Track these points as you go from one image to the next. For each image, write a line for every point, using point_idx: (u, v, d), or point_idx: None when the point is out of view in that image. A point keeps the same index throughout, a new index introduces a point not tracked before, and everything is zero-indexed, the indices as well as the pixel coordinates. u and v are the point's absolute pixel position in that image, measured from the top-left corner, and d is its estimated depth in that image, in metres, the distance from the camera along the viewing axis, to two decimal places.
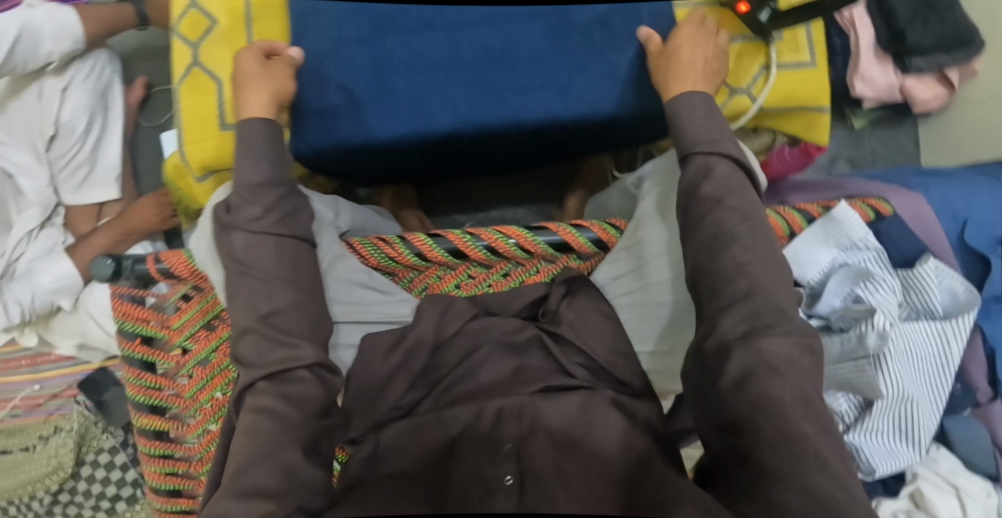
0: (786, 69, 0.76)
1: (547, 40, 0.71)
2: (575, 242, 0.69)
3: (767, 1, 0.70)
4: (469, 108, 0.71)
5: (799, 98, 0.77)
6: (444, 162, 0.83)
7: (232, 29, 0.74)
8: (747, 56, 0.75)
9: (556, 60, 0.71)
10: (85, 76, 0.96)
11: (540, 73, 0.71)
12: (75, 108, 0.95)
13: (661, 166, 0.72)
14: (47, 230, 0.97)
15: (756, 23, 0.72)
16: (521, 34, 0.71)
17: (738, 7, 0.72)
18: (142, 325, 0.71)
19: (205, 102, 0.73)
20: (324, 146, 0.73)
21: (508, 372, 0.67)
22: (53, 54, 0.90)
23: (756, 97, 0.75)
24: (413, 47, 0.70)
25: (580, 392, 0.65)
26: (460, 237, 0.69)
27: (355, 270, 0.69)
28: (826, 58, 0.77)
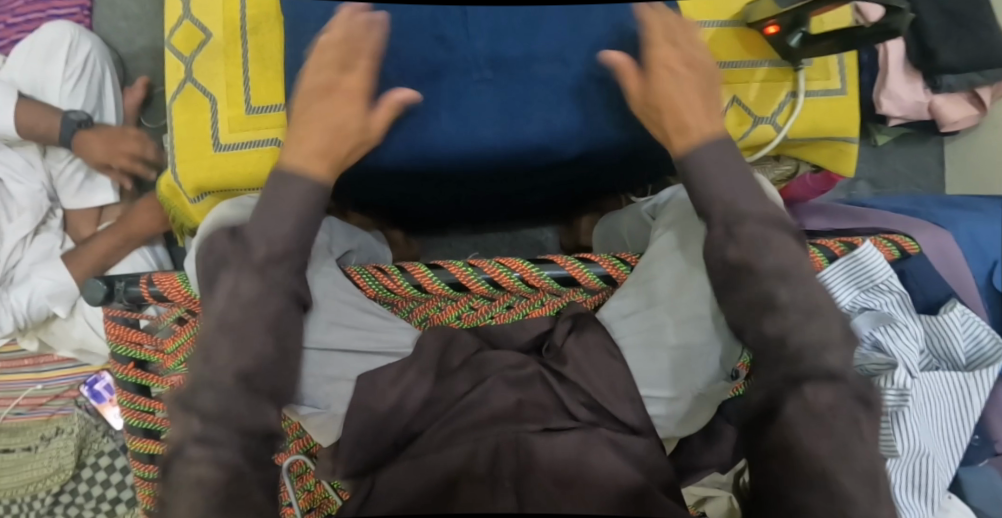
0: (814, 98, 0.70)
1: (563, 94, 0.69)
2: (582, 277, 0.67)
3: (797, 26, 0.64)
4: (482, 168, 0.71)
5: (827, 129, 0.71)
6: (461, 196, 0.81)
7: (227, 42, 0.71)
8: (772, 83, 0.70)
9: (570, 108, 0.69)
10: (64, 74, 0.94)
11: (558, 118, 0.69)
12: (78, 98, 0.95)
13: (677, 200, 0.69)
14: (43, 235, 0.96)
15: (785, 46, 0.66)
16: (539, 94, 0.69)
17: (766, 29, 0.66)
18: (136, 349, 0.70)
19: (199, 119, 0.69)
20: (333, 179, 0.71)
21: (510, 406, 0.62)
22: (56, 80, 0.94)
23: (780, 126, 0.70)
24: (416, 123, 0.68)
25: (579, 431, 0.60)
26: (462, 269, 0.67)
27: (353, 298, 0.65)
28: (858, 86, 0.71)
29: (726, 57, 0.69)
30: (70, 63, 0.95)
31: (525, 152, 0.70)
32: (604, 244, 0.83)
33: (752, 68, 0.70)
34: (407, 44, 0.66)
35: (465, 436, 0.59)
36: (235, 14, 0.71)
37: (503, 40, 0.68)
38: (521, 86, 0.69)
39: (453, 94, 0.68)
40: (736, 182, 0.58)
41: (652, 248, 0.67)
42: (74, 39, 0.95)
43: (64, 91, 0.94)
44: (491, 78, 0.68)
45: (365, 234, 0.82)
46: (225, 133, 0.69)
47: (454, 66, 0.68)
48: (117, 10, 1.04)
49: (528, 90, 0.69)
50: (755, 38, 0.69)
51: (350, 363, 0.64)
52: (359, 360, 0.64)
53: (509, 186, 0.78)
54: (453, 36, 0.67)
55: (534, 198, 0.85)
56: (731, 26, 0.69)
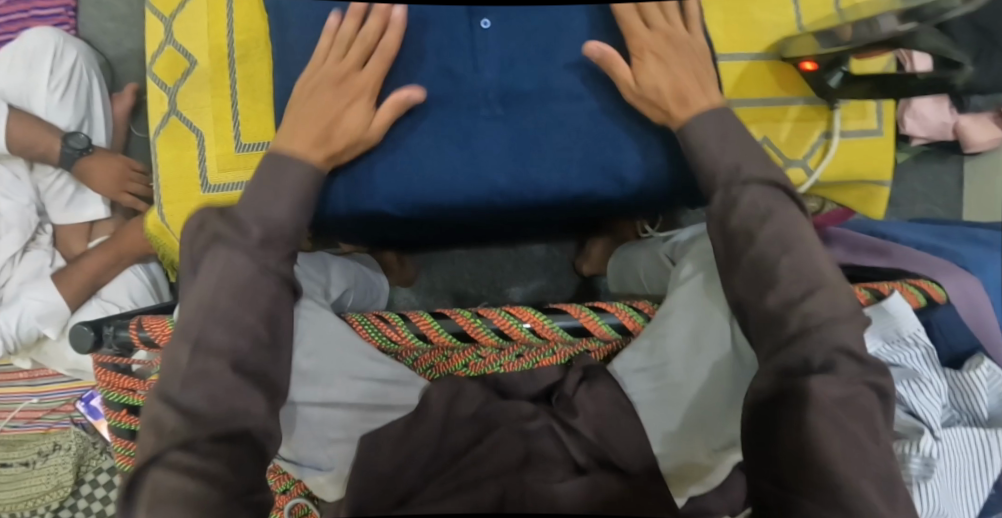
0: (848, 138, 0.68)
1: (575, 128, 0.64)
2: (596, 329, 0.64)
3: (838, 65, 0.60)
4: (490, 209, 0.66)
5: (859, 172, 0.69)
6: (465, 229, 0.77)
7: (212, 69, 0.66)
8: (805, 122, 0.67)
9: (584, 145, 0.64)
10: (49, 84, 0.89)
11: (573, 158, 0.64)
12: (65, 109, 0.90)
13: (700, 248, 0.66)
14: (32, 252, 0.92)
15: (823, 84, 0.62)
16: (551, 130, 0.64)
17: (803, 64, 0.62)
18: (129, 395, 0.67)
19: (186, 156, 0.66)
20: (329, 223, 0.66)
21: (518, 459, 0.59)
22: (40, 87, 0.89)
23: (812, 169, 0.68)
24: (418, 164, 0.63)
25: (585, 481, 0.57)
26: (469, 320, 0.64)
27: (354, 348, 0.61)
28: (895, 126, 0.69)
29: (758, 93, 0.66)
30: (56, 74, 0.89)
31: (532, 197, 0.64)
32: (619, 281, 0.83)
33: (784, 106, 0.67)
34: (414, 76, 0.63)
35: (468, 488, 0.56)
36: (221, 39, 0.65)
37: (514, 70, 0.63)
38: (535, 126, 0.63)
39: (457, 133, 0.63)
40: (738, 195, 0.57)
41: (668, 301, 0.64)
42: (59, 47, 0.90)
43: (51, 101, 0.89)
44: (500, 114, 0.63)
45: (358, 264, 0.80)
46: (214, 175, 0.65)
47: (461, 101, 0.63)
48: (103, 10, 0.99)
49: (541, 131, 0.63)
50: (789, 73, 0.66)
51: (324, 416, 0.60)
52: (336, 413, 0.60)
53: (517, 222, 0.74)
54: (462, 69, 0.63)
55: (541, 226, 0.81)
56: (764, 58, 0.66)
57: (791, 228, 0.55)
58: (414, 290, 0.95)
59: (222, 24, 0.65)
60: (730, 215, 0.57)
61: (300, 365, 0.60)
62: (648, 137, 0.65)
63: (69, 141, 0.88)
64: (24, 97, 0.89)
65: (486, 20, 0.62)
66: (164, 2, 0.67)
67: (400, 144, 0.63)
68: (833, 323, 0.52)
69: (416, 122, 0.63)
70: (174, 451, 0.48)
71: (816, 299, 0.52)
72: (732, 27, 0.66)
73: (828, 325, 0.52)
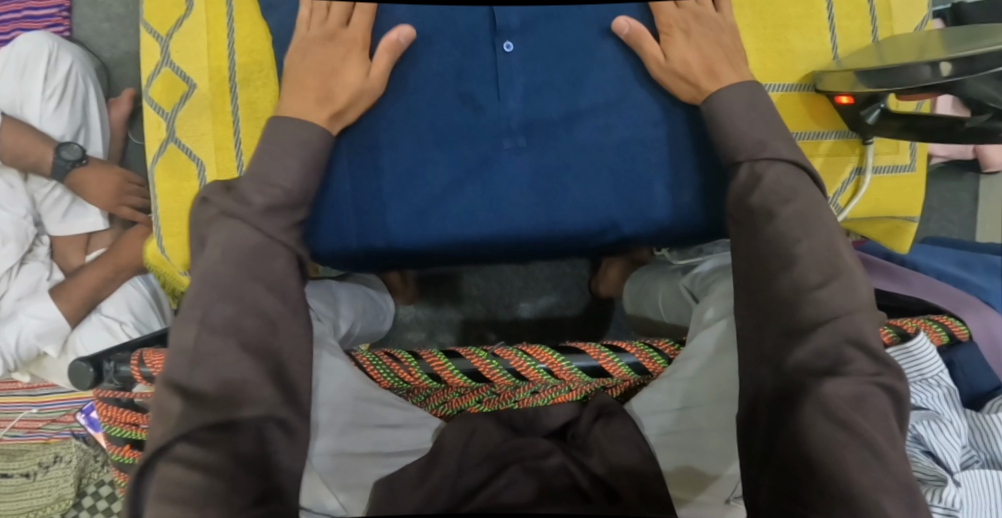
0: (880, 173, 0.67)
1: (602, 161, 0.60)
2: (614, 369, 0.62)
3: (877, 101, 0.60)
4: (509, 246, 0.63)
5: (888, 209, 0.68)
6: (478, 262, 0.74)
7: (212, 95, 0.60)
8: (838, 156, 0.66)
9: (610, 179, 0.61)
10: (44, 93, 0.85)
11: (598, 191, 0.60)
12: (59, 118, 0.87)
13: (721, 289, 0.65)
14: (29, 265, 0.89)
15: (858, 118, 0.62)
16: (576, 161, 0.60)
17: (839, 98, 0.62)
18: (130, 430, 0.65)
19: (186, 189, 0.61)
20: (342, 261, 0.63)
21: (532, 496, 0.57)
22: (33, 95, 0.85)
23: (842, 206, 0.67)
24: (437, 198, 0.60)
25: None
26: (483, 360, 0.62)
27: (365, 391, 0.61)
28: (928, 162, 0.68)
29: (793, 125, 0.65)
30: (50, 81, 0.86)
31: (554, 234, 0.61)
32: (634, 304, 0.82)
33: (818, 140, 0.66)
34: (431, 104, 0.59)
35: None
36: (221, 61, 0.60)
37: (540, 99, 0.59)
38: (562, 159, 0.60)
39: (475, 162, 0.60)
40: (765, 181, 0.55)
41: (693, 346, 0.62)
42: (52, 53, 0.86)
43: (46, 110, 0.86)
44: (525, 146, 0.59)
45: (364, 288, 0.79)
46: None
47: (484, 129, 0.59)
48: (99, 10, 0.94)
49: (566, 163, 0.60)
50: (820, 105, 0.65)
51: (342, 468, 0.57)
52: (352, 463, 0.58)
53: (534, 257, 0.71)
54: (483, 97, 0.59)
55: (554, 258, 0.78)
56: (798, 89, 0.65)
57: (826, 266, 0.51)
58: (417, 307, 0.93)
59: (222, 44, 0.60)
60: (768, 242, 0.53)
61: (316, 406, 0.59)
62: (676, 171, 0.61)
63: (62, 152, 0.85)
64: (17, 103, 0.85)
65: (509, 42, 0.58)
66: (158, 20, 0.61)
67: (417, 178, 0.60)
68: (876, 378, 0.49)
69: (433, 153, 0.60)
70: (175, 444, 0.45)
71: (859, 353, 0.50)
72: (767, 55, 0.64)
73: (871, 377, 0.49)
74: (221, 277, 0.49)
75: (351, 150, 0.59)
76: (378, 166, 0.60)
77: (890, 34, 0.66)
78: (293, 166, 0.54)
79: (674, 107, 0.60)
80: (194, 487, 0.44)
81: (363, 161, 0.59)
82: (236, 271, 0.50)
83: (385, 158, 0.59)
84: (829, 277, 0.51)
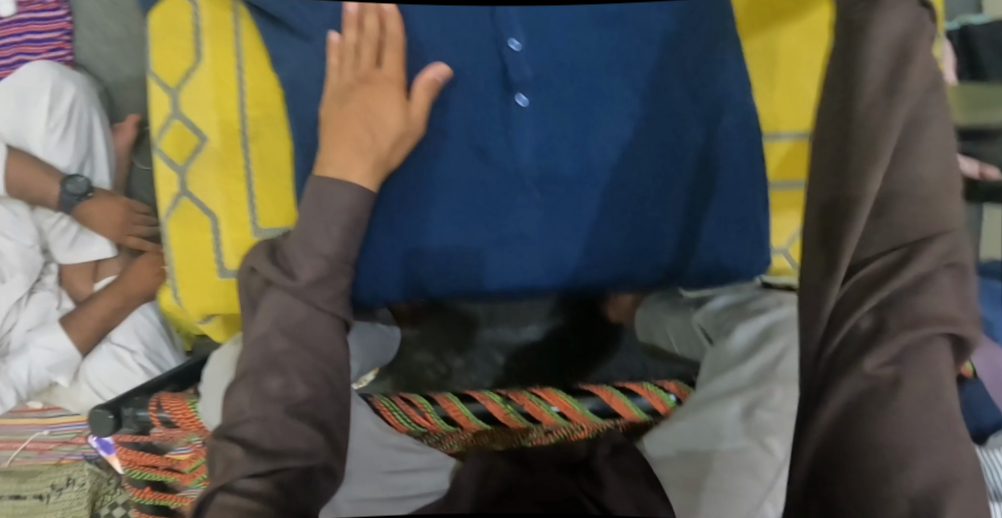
0: None
1: (612, 213, 0.61)
2: (626, 411, 0.63)
3: None
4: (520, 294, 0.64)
5: None
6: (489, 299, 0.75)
7: (223, 149, 0.63)
8: None
9: (621, 230, 0.61)
10: (48, 124, 0.86)
11: (608, 241, 0.61)
12: (63, 148, 0.87)
13: (738, 339, 0.64)
14: (39, 295, 0.89)
15: None
16: (588, 211, 0.61)
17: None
18: (151, 471, 0.67)
19: (200, 243, 0.63)
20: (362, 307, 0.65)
21: None
22: (37, 126, 0.86)
23: None
24: (452, 249, 0.61)
25: None
26: (498, 405, 0.63)
27: (386, 439, 0.62)
28: None
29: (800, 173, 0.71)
30: (54, 113, 0.88)
31: (564, 282, 0.63)
32: (647, 331, 0.84)
33: None
34: (445, 159, 0.60)
35: None
36: (231, 116, 0.62)
37: (552, 154, 0.59)
38: (574, 212, 0.60)
39: (488, 215, 0.60)
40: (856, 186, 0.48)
41: (710, 391, 0.61)
42: (55, 85, 0.88)
43: (50, 141, 0.86)
44: (538, 200, 0.60)
45: (377, 325, 0.79)
46: (233, 262, 0.63)
47: (497, 185, 0.60)
48: (97, 33, 0.90)
49: (578, 216, 0.61)
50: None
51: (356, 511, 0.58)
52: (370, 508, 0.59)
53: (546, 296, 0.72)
54: (497, 152, 0.59)
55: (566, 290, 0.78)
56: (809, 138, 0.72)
57: (915, 223, 0.45)
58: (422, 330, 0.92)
59: (233, 98, 0.62)
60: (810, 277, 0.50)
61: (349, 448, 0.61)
62: (685, 218, 0.62)
63: (67, 185, 0.87)
64: (21, 136, 0.85)
65: (523, 96, 0.58)
66: (166, 71, 0.63)
67: (431, 228, 0.61)
68: None
69: (447, 205, 0.61)
70: (241, 478, 0.48)
71: None
72: (781, 105, 0.71)
73: None
74: (272, 345, 0.54)
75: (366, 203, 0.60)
76: (393, 218, 0.61)
77: None
78: (318, 227, 0.57)
79: (686, 156, 0.60)
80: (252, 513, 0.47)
81: (378, 213, 0.61)
82: (281, 337, 0.54)
83: (399, 209, 0.61)
84: (910, 243, 0.45)
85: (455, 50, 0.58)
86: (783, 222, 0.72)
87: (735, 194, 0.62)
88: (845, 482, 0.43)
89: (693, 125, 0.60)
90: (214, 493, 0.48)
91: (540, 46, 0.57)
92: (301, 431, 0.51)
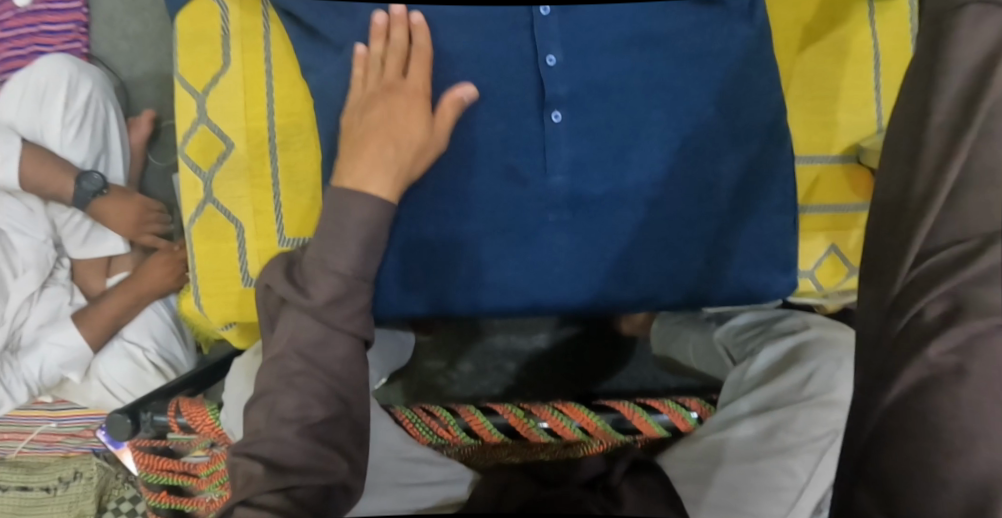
0: None
1: (642, 233, 0.61)
2: (647, 429, 0.63)
3: None
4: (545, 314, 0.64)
5: None
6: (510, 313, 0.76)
7: (250, 157, 0.63)
8: None
9: (651, 251, 0.61)
10: (64, 119, 0.84)
11: (638, 261, 0.61)
12: (80, 143, 0.85)
13: (763, 357, 0.65)
14: (51, 290, 0.88)
15: None
16: (619, 231, 0.61)
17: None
18: (168, 476, 0.66)
19: (224, 250, 0.64)
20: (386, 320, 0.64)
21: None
22: (53, 121, 0.84)
23: None
24: (480, 264, 0.61)
25: None
26: (520, 419, 0.62)
27: (408, 449, 0.61)
28: None
29: (832, 198, 0.70)
30: (71, 107, 0.85)
31: (592, 302, 0.63)
32: (663, 345, 0.84)
33: (855, 213, 0.70)
34: (476, 175, 0.60)
35: None
36: (259, 123, 0.63)
37: (585, 174, 0.60)
38: (604, 232, 0.61)
39: (519, 234, 0.61)
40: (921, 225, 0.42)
41: (731, 408, 0.62)
42: (73, 78, 0.86)
43: (66, 137, 0.84)
44: (568, 220, 0.61)
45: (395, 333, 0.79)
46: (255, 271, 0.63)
47: (528, 202, 0.60)
48: (116, 28, 0.93)
49: (610, 236, 0.61)
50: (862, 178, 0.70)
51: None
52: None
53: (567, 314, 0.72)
54: (528, 172, 0.60)
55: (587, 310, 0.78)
56: (841, 161, 0.70)
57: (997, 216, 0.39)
58: (435, 337, 0.93)
59: (260, 105, 0.63)
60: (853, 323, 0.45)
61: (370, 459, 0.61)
62: (715, 240, 0.62)
63: (83, 182, 0.84)
64: (37, 130, 0.84)
65: (556, 112, 0.59)
66: (194, 77, 0.64)
67: (461, 243, 0.61)
68: None
69: (479, 221, 0.61)
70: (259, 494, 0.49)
71: None
72: (815, 128, 0.69)
73: None
74: (286, 366, 0.54)
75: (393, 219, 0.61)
76: (424, 232, 0.61)
77: None
78: (346, 246, 0.55)
79: (718, 185, 0.61)
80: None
81: (404, 227, 0.61)
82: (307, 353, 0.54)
83: (430, 223, 0.61)
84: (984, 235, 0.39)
85: (488, 70, 0.59)
86: (811, 244, 0.70)
87: (761, 218, 0.62)
88: (889, 488, 0.38)
89: (726, 153, 0.60)
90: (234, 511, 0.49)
91: (575, 63, 0.59)
92: (320, 451, 0.52)
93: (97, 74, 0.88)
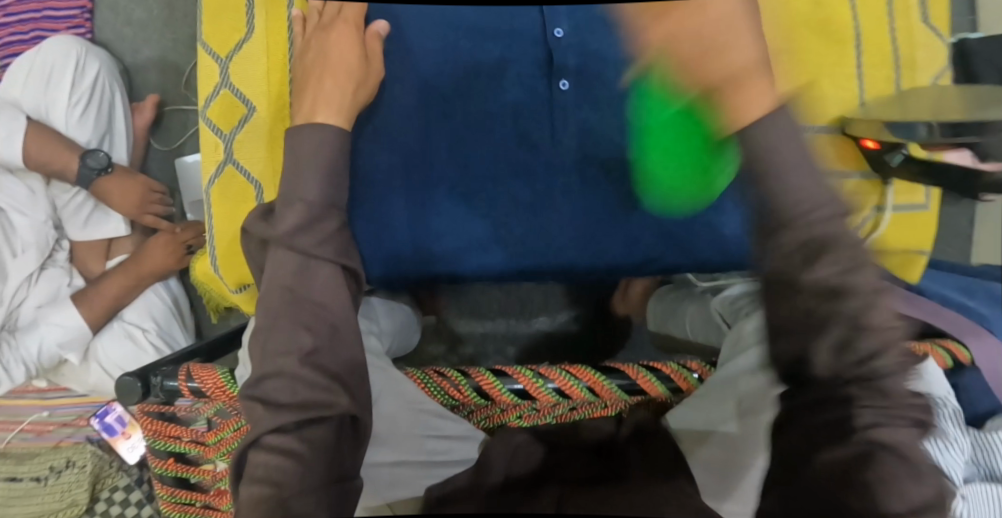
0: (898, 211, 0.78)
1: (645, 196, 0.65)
2: (653, 390, 0.64)
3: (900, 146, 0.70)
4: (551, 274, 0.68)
5: (901, 242, 0.79)
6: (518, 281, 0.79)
7: (271, 120, 0.66)
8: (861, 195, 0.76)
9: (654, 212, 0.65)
10: (70, 99, 0.87)
11: (641, 222, 0.65)
12: (86, 123, 0.88)
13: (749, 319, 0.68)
14: (49, 271, 0.87)
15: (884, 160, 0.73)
16: (624, 193, 0.64)
17: (865, 142, 0.74)
18: (174, 443, 0.67)
19: (243, 210, 0.67)
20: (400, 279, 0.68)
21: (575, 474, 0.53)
22: (59, 100, 0.86)
23: None
24: (490, 222, 0.65)
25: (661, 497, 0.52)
26: (531, 379, 0.64)
27: (419, 407, 0.63)
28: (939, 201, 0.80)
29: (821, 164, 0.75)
30: (77, 88, 0.88)
31: (597, 261, 0.66)
32: (662, 322, 0.88)
33: None
34: (489, 139, 0.64)
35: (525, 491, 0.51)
36: (279, 88, 0.66)
37: (595, 138, 0.63)
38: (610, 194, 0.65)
39: (529, 195, 0.65)
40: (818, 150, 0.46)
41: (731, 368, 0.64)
42: (80, 60, 0.88)
43: (71, 117, 0.86)
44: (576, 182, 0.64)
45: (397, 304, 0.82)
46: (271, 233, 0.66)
47: (537, 165, 0.64)
48: (120, 14, 0.94)
49: (616, 199, 0.65)
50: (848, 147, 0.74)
51: (389, 476, 0.58)
52: (405, 473, 0.59)
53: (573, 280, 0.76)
54: (537, 136, 0.64)
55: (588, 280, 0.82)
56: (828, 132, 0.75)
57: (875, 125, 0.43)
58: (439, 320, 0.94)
59: (281, 72, 0.66)
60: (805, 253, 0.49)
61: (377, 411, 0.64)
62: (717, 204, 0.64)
63: (86, 159, 0.87)
64: (41, 109, 0.86)
65: (564, 81, 0.63)
66: (219, 43, 0.67)
67: (473, 202, 0.65)
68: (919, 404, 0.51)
69: (491, 182, 0.65)
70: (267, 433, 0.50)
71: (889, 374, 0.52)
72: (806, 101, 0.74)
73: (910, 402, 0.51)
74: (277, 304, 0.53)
75: (408, 178, 0.65)
76: (436, 191, 0.65)
77: (912, 83, 0.79)
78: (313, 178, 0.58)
79: None
80: (283, 470, 0.49)
81: (417, 187, 0.65)
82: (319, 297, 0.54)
83: (443, 183, 0.65)
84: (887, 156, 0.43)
85: (497, 38, 0.62)
86: None
87: None
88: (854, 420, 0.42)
89: None
90: (247, 451, 0.51)
91: (580, 37, 0.60)
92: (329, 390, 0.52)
93: (108, 56, 0.92)
